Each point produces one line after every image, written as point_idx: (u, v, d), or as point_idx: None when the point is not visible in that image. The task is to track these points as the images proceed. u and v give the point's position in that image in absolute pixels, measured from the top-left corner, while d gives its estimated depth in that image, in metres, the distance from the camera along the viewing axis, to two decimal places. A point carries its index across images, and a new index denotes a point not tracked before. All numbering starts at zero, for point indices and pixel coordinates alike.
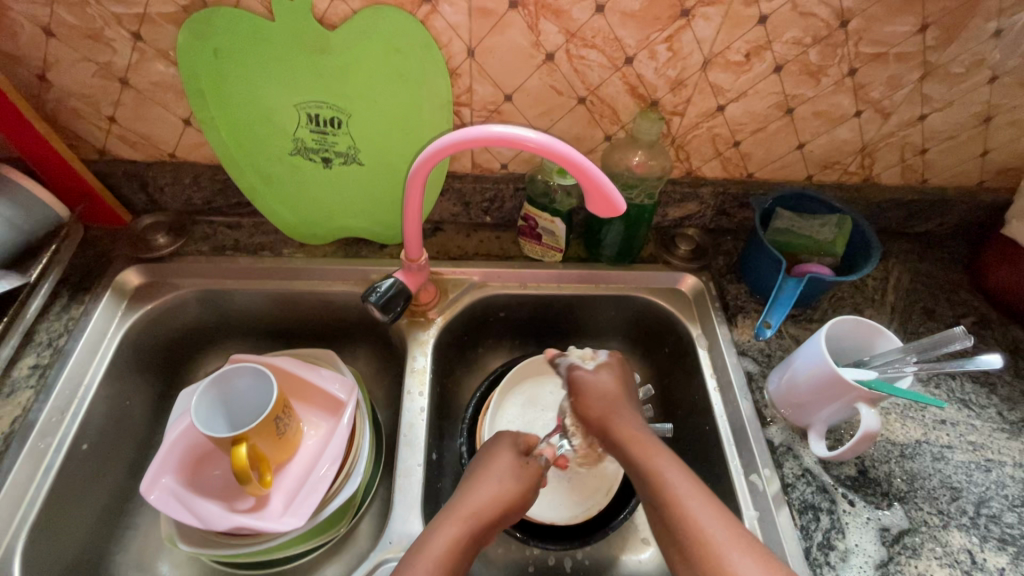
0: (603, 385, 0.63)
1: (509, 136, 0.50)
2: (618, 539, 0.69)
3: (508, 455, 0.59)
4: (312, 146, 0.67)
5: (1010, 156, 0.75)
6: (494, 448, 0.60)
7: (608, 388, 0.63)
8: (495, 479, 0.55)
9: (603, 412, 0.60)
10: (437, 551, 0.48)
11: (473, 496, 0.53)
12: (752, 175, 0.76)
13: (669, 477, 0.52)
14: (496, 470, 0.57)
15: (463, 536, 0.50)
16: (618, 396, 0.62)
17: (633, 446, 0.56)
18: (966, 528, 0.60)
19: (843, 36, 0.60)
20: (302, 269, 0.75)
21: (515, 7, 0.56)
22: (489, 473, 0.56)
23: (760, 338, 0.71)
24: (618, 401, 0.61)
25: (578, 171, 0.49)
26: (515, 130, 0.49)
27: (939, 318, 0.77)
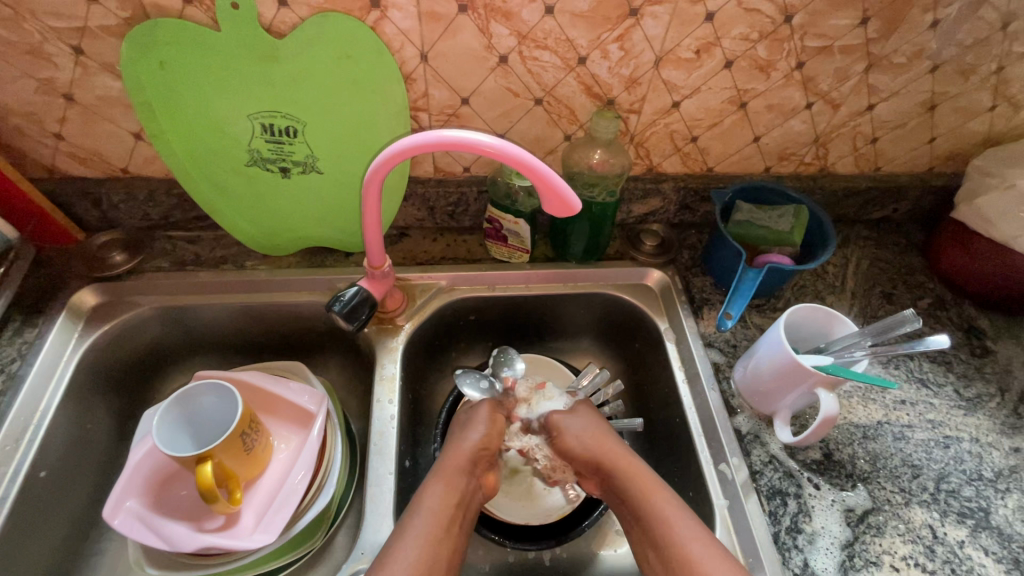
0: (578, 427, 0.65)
1: (462, 140, 0.50)
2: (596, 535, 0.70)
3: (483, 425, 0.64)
4: (268, 156, 0.66)
5: (957, 142, 0.77)
6: (472, 416, 0.66)
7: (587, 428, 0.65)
8: (466, 446, 0.61)
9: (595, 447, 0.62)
10: (433, 513, 0.53)
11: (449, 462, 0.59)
12: (712, 169, 0.78)
13: (666, 508, 0.54)
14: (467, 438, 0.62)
15: (446, 491, 0.56)
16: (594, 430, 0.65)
17: (629, 477, 0.58)
18: (928, 504, 0.62)
19: (789, 31, 0.61)
20: (266, 281, 0.74)
21: (465, 11, 0.56)
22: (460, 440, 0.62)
23: (722, 328, 0.73)
24: (596, 420, 0.66)
25: (533, 174, 0.49)
26: (467, 134, 0.49)
27: (897, 302, 0.79)
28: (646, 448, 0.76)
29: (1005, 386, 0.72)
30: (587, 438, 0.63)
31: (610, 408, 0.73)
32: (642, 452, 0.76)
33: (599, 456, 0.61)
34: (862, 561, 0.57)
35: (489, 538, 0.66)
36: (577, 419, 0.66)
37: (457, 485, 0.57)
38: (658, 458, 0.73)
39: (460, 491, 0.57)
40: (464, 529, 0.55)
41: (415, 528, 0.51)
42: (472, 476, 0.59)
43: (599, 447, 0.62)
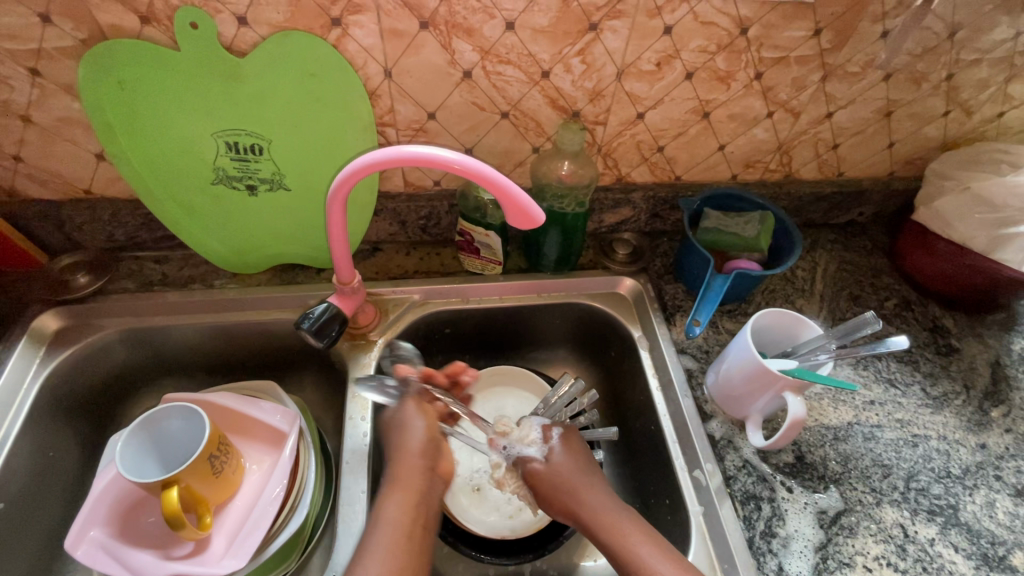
0: (559, 466, 0.63)
1: (425, 156, 0.50)
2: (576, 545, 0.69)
3: (422, 416, 0.63)
4: (234, 175, 0.66)
5: (915, 146, 0.80)
6: (403, 413, 0.63)
7: (566, 467, 0.63)
8: (414, 443, 0.60)
9: (575, 496, 0.61)
10: (395, 524, 0.53)
11: (401, 461, 0.59)
12: (680, 178, 0.79)
13: (645, 556, 0.54)
14: (411, 431, 0.61)
15: (405, 500, 0.55)
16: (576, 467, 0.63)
17: (609, 527, 0.57)
18: (898, 503, 0.62)
19: (745, 43, 0.62)
20: (236, 300, 0.73)
21: (426, 27, 0.56)
22: (406, 437, 0.61)
23: (688, 335, 0.72)
24: (577, 463, 0.64)
25: (495, 188, 0.50)
26: (430, 149, 0.50)
27: (863, 303, 0.81)
28: (623, 456, 0.76)
29: (970, 383, 0.73)
30: (563, 484, 0.62)
31: (586, 419, 0.69)
32: (619, 459, 0.76)
33: (575, 500, 0.60)
34: (835, 563, 0.58)
35: (466, 552, 0.66)
36: (560, 460, 0.64)
37: (415, 489, 0.57)
38: (635, 465, 0.74)
39: (417, 491, 0.56)
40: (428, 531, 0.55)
41: (377, 540, 0.51)
42: (430, 476, 0.59)
43: (579, 495, 0.60)
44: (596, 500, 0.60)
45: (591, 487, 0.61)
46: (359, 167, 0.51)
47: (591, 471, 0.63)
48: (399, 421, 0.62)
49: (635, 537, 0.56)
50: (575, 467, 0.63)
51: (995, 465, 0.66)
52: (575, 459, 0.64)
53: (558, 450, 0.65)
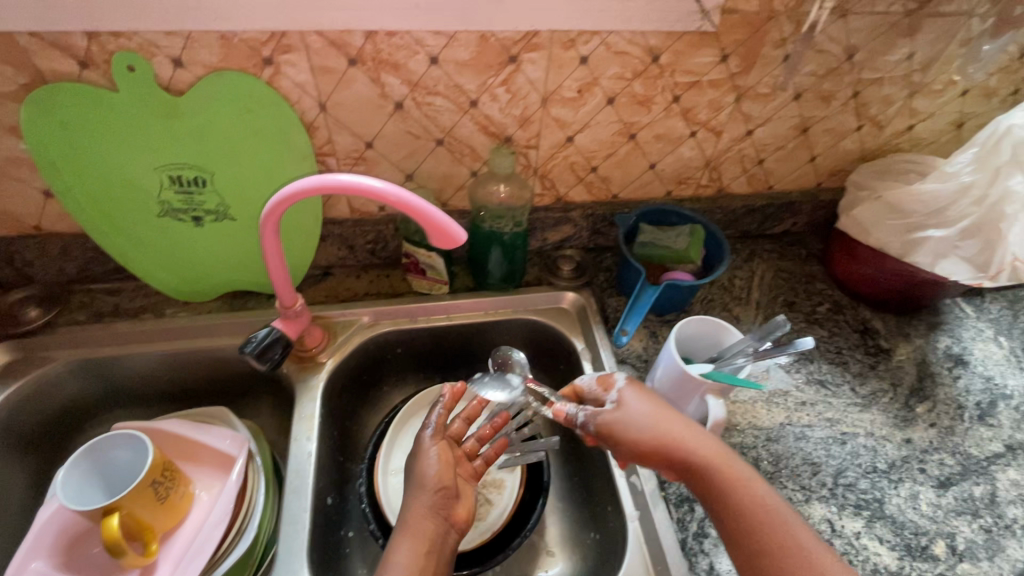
0: (649, 414, 0.58)
1: (342, 184, 0.53)
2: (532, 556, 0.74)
3: (434, 458, 0.60)
4: (180, 207, 0.68)
5: (836, 159, 0.85)
6: (419, 451, 0.61)
7: (655, 415, 0.58)
8: (429, 482, 0.58)
9: (665, 439, 0.56)
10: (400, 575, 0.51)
11: (412, 507, 0.56)
12: (616, 196, 0.83)
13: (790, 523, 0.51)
14: (427, 471, 0.58)
15: (412, 549, 0.53)
16: (660, 413, 0.58)
17: (737, 484, 0.54)
18: (826, 499, 0.65)
19: (658, 69, 0.66)
20: (186, 327, 0.75)
21: (355, 64, 0.60)
22: (419, 478, 0.58)
23: (619, 345, 0.77)
24: (656, 404, 0.59)
25: (410, 210, 0.53)
26: (343, 177, 0.53)
27: (798, 309, 0.85)
28: (577, 468, 0.79)
29: (897, 381, 0.77)
30: (650, 426, 0.57)
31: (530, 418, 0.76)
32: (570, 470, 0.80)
33: (686, 453, 0.55)
34: None
35: None
36: (635, 404, 0.59)
37: (426, 536, 0.54)
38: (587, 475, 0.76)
39: (429, 538, 0.54)
40: None
41: None
42: (437, 519, 0.56)
43: (670, 441, 0.56)
44: (693, 444, 0.56)
45: (692, 429, 0.57)
46: (283, 197, 0.54)
47: (671, 414, 0.58)
48: (415, 459, 0.60)
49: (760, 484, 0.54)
50: (664, 415, 0.58)
51: (920, 458, 0.69)
52: (654, 402, 0.59)
53: (630, 396, 0.59)
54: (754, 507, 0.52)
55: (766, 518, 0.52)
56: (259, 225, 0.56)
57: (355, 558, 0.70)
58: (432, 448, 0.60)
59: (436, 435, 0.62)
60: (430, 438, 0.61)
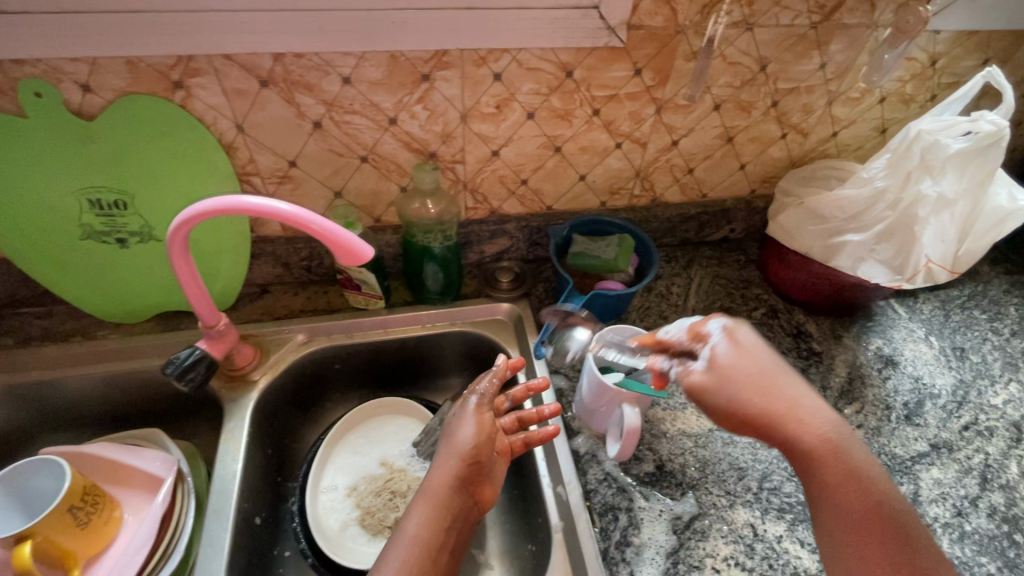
0: (751, 368, 0.53)
1: (241, 204, 0.54)
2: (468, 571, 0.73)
3: (472, 425, 0.62)
4: (103, 229, 0.68)
5: (766, 167, 0.86)
6: (460, 418, 0.64)
7: (759, 371, 0.53)
8: (461, 447, 0.60)
9: (783, 407, 0.51)
10: (411, 541, 0.53)
11: (434, 475, 0.59)
12: (551, 208, 0.84)
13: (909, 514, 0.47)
14: (461, 439, 0.61)
15: (433, 517, 0.55)
16: (773, 368, 0.53)
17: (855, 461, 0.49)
18: (750, 504, 0.65)
19: (574, 84, 0.68)
20: (116, 350, 0.74)
21: (266, 86, 0.61)
22: (453, 445, 0.61)
23: (537, 357, 0.77)
24: (762, 359, 0.54)
25: (310, 228, 0.53)
26: (241, 198, 0.53)
27: (734, 314, 0.86)
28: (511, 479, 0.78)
29: (827, 383, 0.78)
30: (755, 388, 0.52)
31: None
32: (508, 482, 0.78)
33: (789, 417, 0.51)
34: (685, 567, 0.60)
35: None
36: (732, 362, 0.54)
37: (443, 504, 0.56)
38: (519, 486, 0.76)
39: (448, 507, 0.56)
40: (453, 552, 0.55)
41: (394, 555, 0.52)
42: (461, 493, 0.58)
43: (779, 404, 0.51)
44: (810, 416, 0.51)
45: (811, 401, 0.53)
46: (184, 220, 0.54)
47: (784, 372, 0.54)
48: (453, 428, 0.63)
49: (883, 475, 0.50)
50: (774, 371, 0.53)
51: None
52: (772, 361, 0.54)
53: (738, 346, 0.54)
54: (876, 506, 0.47)
55: (890, 515, 0.47)
56: (166, 243, 0.56)
57: None
58: (474, 415, 0.63)
59: (482, 399, 0.66)
60: (476, 401, 0.65)
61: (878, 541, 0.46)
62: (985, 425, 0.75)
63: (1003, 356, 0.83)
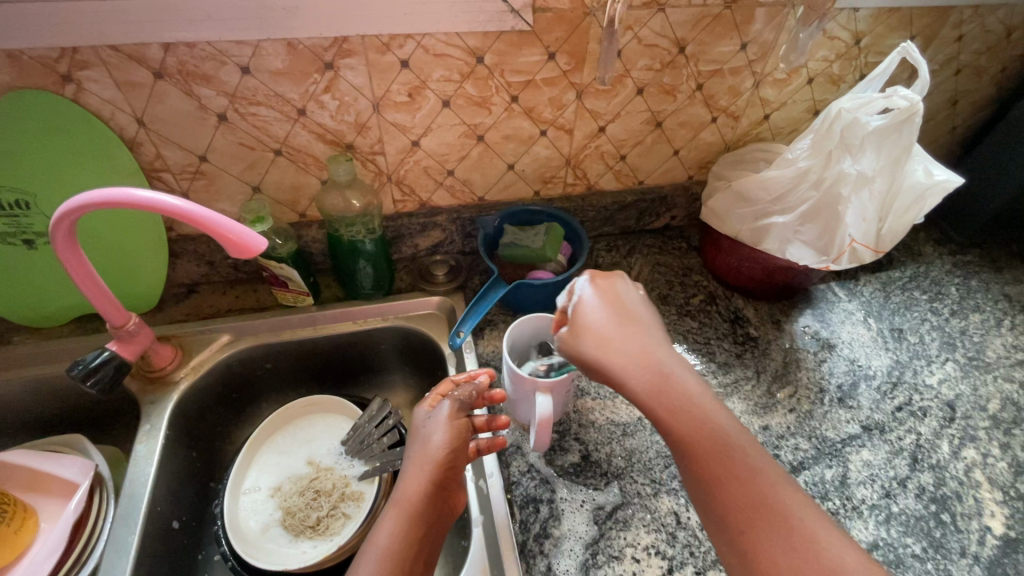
0: (609, 315, 0.56)
1: (127, 194, 0.51)
2: None
3: (446, 430, 0.59)
4: (6, 231, 0.66)
5: (701, 151, 0.85)
6: (429, 424, 0.61)
7: (616, 317, 0.56)
8: (433, 455, 0.57)
9: (628, 348, 0.54)
10: (383, 548, 0.50)
11: (406, 484, 0.56)
12: (483, 198, 0.83)
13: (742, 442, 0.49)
14: (431, 446, 0.58)
15: (406, 527, 0.52)
16: (626, 316, 0.57)
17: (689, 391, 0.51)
18: (675, 492, 0.64)
19: (486, 70, 0.67)
20: (31, 355, 0.72)
21: (161, 78, 0.59)
22: (423, 453, 0.58)
23: (453, 347, 0.75)
24: (626, 309, 0.57)
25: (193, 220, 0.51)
26: (127, 190, 0.51)
27: (671, 302, 0.85)
28: None
29: (761, 368, 0.77)
30: (610, 332, 0.55)
31: (393, 418, 0.77)
32: None
33: (631, 355, 0.53)
34: (604, 557, 0.59)
35: None
36: (595, 309, 0.57)
37: (417, 512, 0.53)
38: None
39: (422, 515, 0.53)
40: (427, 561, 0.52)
41: (366, 562, 0.49)
42: (437, 501, 0.55)
43: (622, 345, 0.54)
44: (646, 357, 0.53)
45: (653, 345, 0.55)
46: (76, 206, 0.52)
47: (641, 321, 0.57)
48: (422, 433, 0.60)
49: (714, 408, 0.51)
50: (627, 318, 0.57)
51: (775, 444, 0.69)
52: (622, 314, 0.57)
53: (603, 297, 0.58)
54: (705, 429, 0.49)
55: (710, 436, 0.48)
56: (53, 225, 0.53)
57: None
58: (446, 421, 0.60)
59: (458, 405, 0.62)
60: (450, 407, 0.61)
61: (702, 458, 0.48)
62: (918, 405, 0.74)
63: (941, 336, 0.82)
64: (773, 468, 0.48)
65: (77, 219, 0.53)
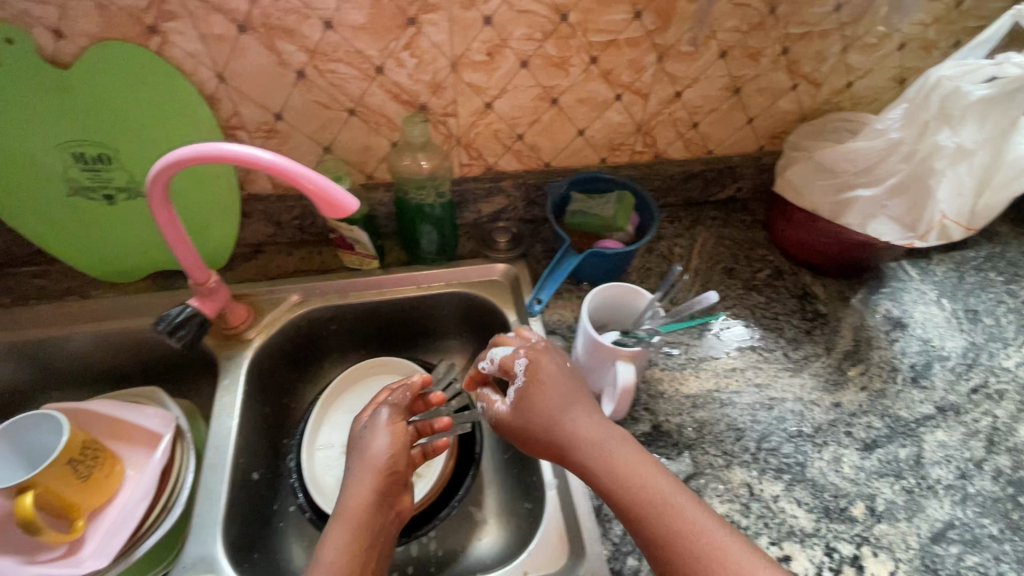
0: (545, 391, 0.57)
1: (214, 148, 0.52)
2: (467, 528, 0.73)
3: (387, 436, 0.60)
4: (89, 185, 0.67)
5: (776, 120, 0.82)
6: (369, 431, 0.61)
7: (553, 389, 0.58)
8: (377, 461, 0.57)
9: (565, 421, 0.55)
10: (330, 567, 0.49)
11: (349, 495, 0.55)
12: (549, 164, 0.81)
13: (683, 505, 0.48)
14: (373, 453, 0.58)
15: (351, 542, 0.52)
16: (563, 386, 0.58)
17: (626, 458, 0.51)
18: (748, 464, 0.64)
19: (569, 29, 0.64)
20: (110, 309, 0.74)
21: (245, 31, 0.58)
22: (365, 460, 0.58)
23: (531, 314, 0.76)
24: (565, 382, 0.58)
25: (285, 175, 0.51)
26: (214, 143, 0.52)
27: (738, 276, 0.83)
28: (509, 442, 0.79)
29: (831, 345, 0.76)
30: (550, 408, 0.56)
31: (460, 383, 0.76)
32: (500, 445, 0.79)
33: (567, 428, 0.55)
34: None
35: None
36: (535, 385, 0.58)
37: (362, 523, 0.53)
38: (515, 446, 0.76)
39: (366, 525, 0.53)
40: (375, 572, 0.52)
41: None
42: (382, 508, 0.55)
43: (561, 418, 0.55)
44: (582, 431, 0.54)
45: (587, 413, 0.56)
46: (167, 164, 0.53)
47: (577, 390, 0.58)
48: (360, 441, 0.60)
49: (656, 473, 0.50)
50: (563, 388, 0.58)
51: (847, 422, 0.68)
52: (563, 387, 0.58)
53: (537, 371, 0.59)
54: (645, 495, 0.49)
55: (649, 502, 0.48)
56: (147, 185, 0.54)
57: (289, 533, 0.69)
58: (389, 425, 0.61)
59: (394, 410, 0.63)
60: (387, 412, 0.62)
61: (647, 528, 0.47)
62: (994, 388, 0.73)
63: (1018, 319, 0.80)
64: (722, 528, 0.46)
65: (170, 182, 0.55)
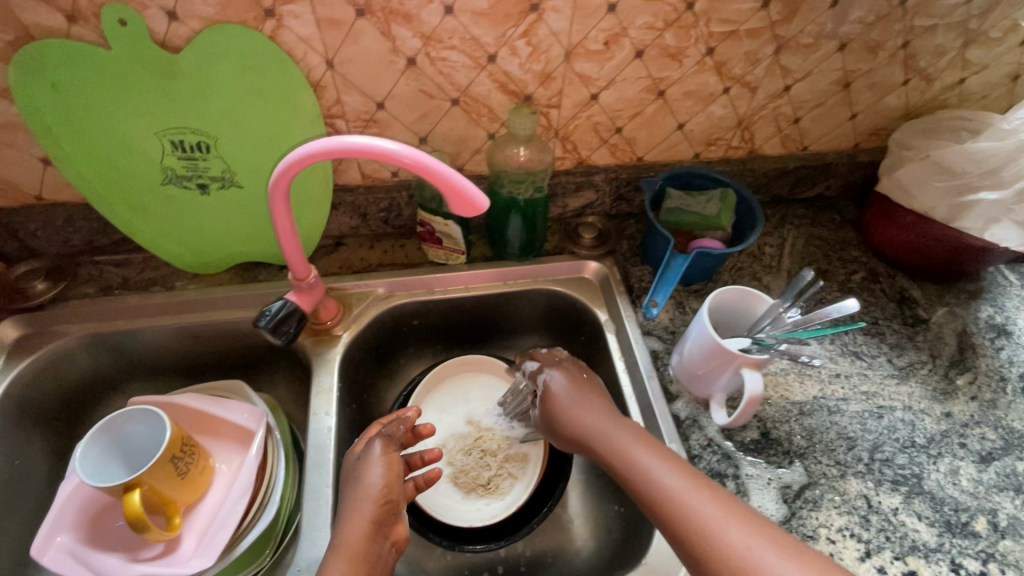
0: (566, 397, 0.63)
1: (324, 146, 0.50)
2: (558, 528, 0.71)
3: (382, 465, 0.55)
4: (183, 173, 0.65)
5: (879, 117, 0.79)
6: (364, 462, 0.56)
7: (574, 398, 0.62)
8: (371, 494, 0.52)
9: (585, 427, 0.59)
10: None
11: (343, 527, 0.50)
12: (642, 159, 0.78)
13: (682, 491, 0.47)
14: (365, 482, 0.54)
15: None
16: (584, 393, 0.63)
17: (633, 452, 0.53)
18: (863, 475, 0.63)
19: (692, 18, 0.61)
20: (196, 301, 0.73)
21: (363, 15, 0.56)
22: (359, 491, 0.53)
23: (648, 318, 0.74)
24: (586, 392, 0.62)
25: (415, 167, 0.49)
26: (331, 139, 0.50)
27: (832, 278, 0.81)
28: None
29: (936, 353, 0.73)
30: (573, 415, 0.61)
31: None
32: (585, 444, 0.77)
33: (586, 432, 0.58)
34: (799, 536, 0.58)
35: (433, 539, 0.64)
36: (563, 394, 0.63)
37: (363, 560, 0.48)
38: None
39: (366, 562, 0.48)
40: None
41: None
42: (380, 540, 0.51)
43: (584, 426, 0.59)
44: (595, 432, 0.57)
45: (602, 417, 0.59)
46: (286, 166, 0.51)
47: (595, 397, 0.62)
48: (351, 474, 0.55)
49: (661, 464, 0.50)
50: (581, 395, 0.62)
51: (960, 433, 0.66)
52: (583, 397, 0.62)
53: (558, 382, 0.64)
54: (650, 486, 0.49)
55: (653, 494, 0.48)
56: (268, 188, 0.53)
57: None
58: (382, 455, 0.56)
59: (387, 441, 0.58)
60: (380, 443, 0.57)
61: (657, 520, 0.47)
62: None
63: None
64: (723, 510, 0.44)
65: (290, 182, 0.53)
